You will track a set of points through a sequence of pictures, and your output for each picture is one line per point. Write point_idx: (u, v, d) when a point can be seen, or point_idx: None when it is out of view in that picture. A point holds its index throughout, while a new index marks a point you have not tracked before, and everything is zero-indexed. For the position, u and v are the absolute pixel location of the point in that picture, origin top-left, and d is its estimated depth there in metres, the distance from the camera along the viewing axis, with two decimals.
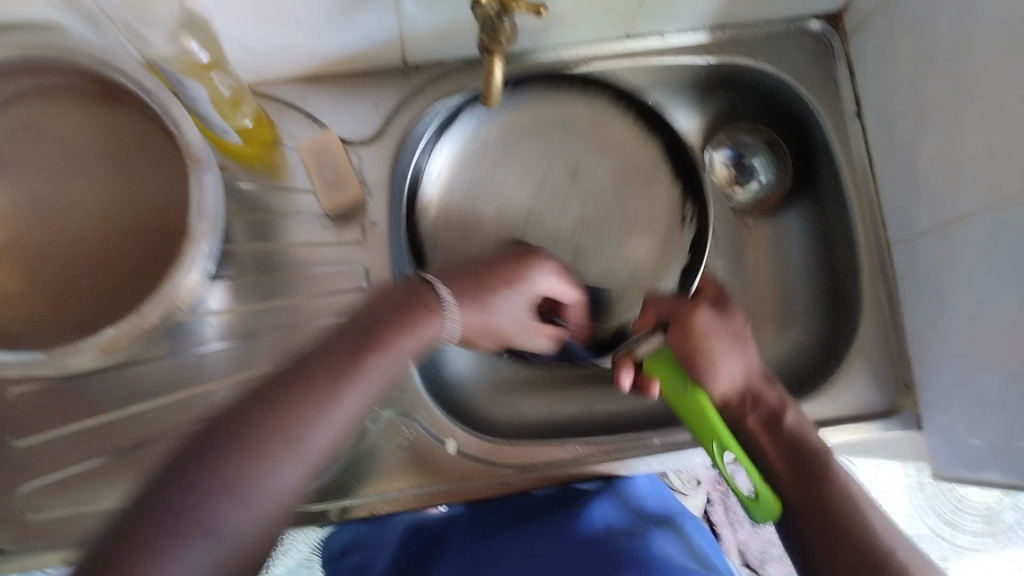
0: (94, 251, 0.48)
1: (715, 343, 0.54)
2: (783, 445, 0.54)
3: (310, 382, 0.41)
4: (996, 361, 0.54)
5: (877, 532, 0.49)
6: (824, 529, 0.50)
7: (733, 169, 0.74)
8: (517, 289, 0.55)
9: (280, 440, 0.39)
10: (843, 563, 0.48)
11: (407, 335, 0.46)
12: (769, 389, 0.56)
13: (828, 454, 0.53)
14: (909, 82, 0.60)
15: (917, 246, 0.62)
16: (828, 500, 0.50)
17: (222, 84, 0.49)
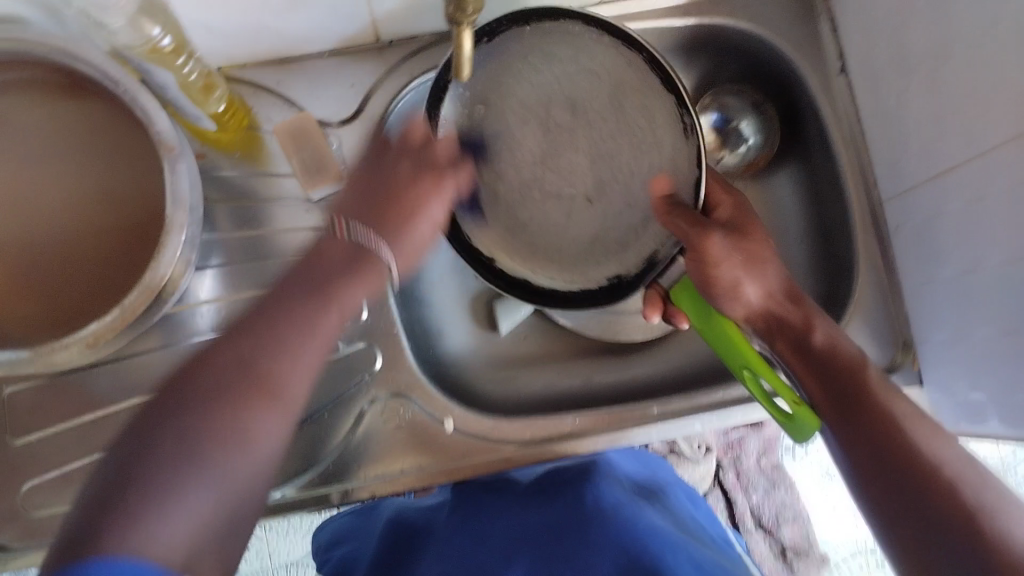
0: (76, 246, 0.48)
1: (729, 270, 0.51)
2: (819, 368, 0.50)
3: (284, 313, 0.45)
4: (993, 313, 0.54)
5: (921, 454, 0.44)
6: (879, 451, 0.45)
7: (719, 135, 0.72)
8: (439, 194, 0.52)
9: (252, 388, 0.41)
10: (907, 490, 0.43)
11: (353, 273, 0.48)
12: (793, 308, 0.52)
13: (867, 367, 0.49)
14: (892, 30, 0.58)
15: (908, 199, 0.61)
16: (869, 426, 0.46)
17: (188, 69, 0.49)
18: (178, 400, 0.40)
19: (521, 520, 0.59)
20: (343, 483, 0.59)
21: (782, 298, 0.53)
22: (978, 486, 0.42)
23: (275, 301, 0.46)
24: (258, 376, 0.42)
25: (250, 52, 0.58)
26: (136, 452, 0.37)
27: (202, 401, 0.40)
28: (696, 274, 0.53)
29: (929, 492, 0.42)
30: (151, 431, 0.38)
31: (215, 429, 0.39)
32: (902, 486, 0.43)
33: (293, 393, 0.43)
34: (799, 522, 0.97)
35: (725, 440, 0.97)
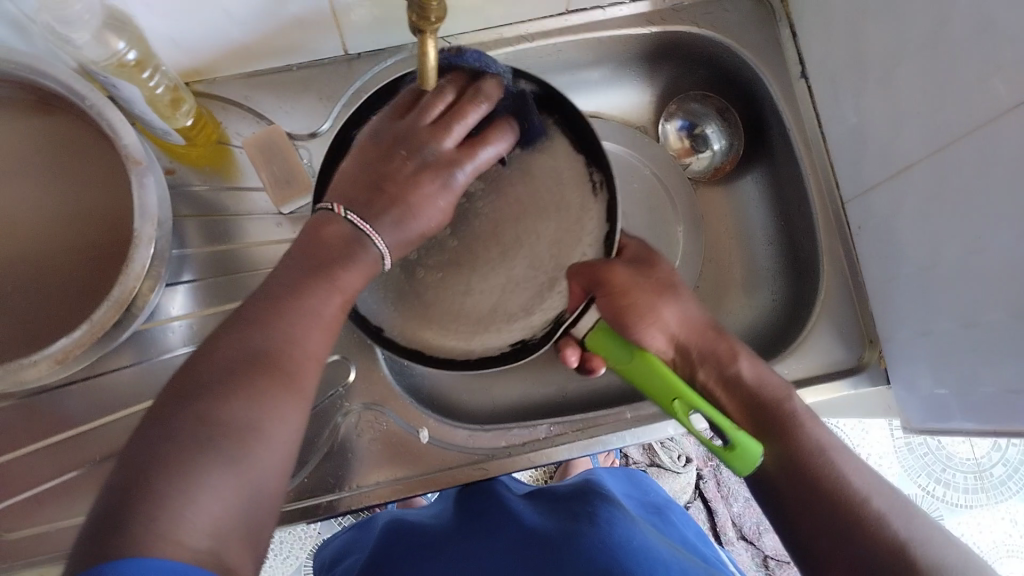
0: (39, 263, 0.47)
1: (639, 296, 0.53)
2: (740, 399, 0.51)
3: (258, 317, 0.42)
4: (951, 308, 0.55)
5: (846, 483, 0.45)
6: (799, 493, 0.46)
7: (686, 140, 0.75)
8: (479, 159, 0.52)
9: (265, 374, 0.40)
10: (820, 524, 0.45)
11: (348, 270, 0.46)
12: (719, 340, 0.54)
13: (789, 397, 0.51)
14: (847, 38, 0.60)
15: (870, 201, 0.62)
16: (796, 461, 0.47)
17: (154, 83, 0.48)
18: (204, 417, 0.36)
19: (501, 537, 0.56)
20: (324, 495, 0.58)
21: (702, 331, 0.54)
22: (906, 517, 0.43)
23: (248, 313, 0.42)
24: (268, 365, 0.40)
25: (219, 67, 0.58)
26: (140, 478, 0.33)
27: (216, 398, 0.37)
28: (609, 312, 0.53)
29: (856, 529, 0.43)
30: (173, 431, 0.36)
31: (220, 420, 0.37)
32: (829, 520, 0.44)
33: (294, 366, 0.41)
34: (781, 530, 0.98)
35: (704, 450, 1.00)
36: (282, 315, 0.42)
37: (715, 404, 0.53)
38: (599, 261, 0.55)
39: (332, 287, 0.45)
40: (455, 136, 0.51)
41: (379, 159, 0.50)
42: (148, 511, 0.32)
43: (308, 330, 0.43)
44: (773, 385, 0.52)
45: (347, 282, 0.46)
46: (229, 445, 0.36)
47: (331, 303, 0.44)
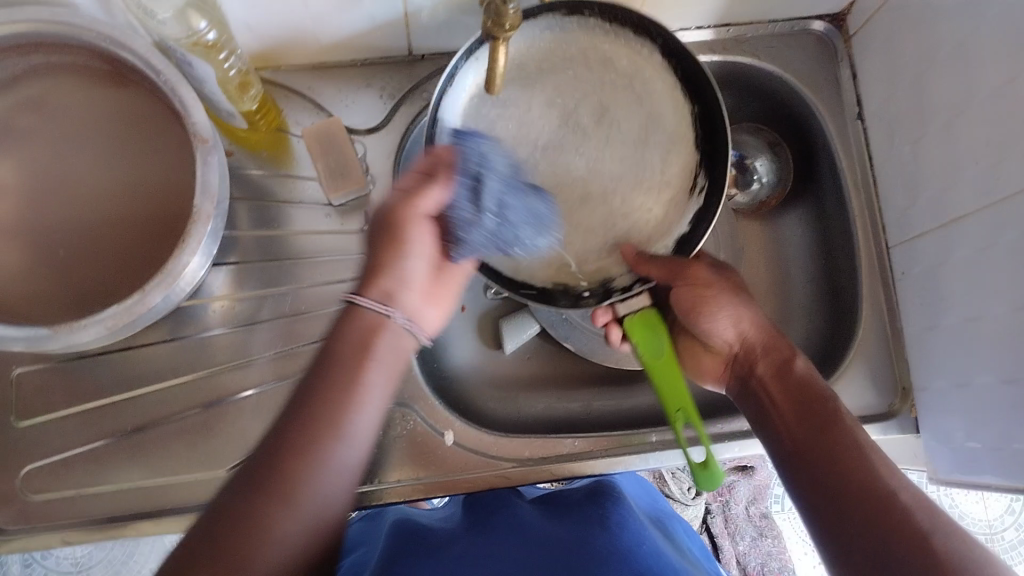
0: (95, 232, 0.48)
1: (713, 293, 0.55)
2: (791, 392, 0.51)
3: (317, 402, 0.42)
4: (991, 363, 0.55)
5: (874, 473, 0.44)
6: (831, 480, 0.45)
7: (736, 170, 0.72)
8: (415, 250, 0.48)
9: (277, 488, 0.39)
10: (845, 514, 0.43)
11: (372, 372, 0.44)
12: (778, 338, 0.54)
13: (835, 397, 0.50)
14: (909, 83, 0.60)
15: (916, 248, 0.62)
16: (834, 447, 0.47)
17: (228, 65, 0.49)
18: (247, 514, 0.39)
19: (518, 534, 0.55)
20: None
21: (767, 330, 0.55)
22: (930, 512, 0.42)
23: (302, 396, 0.43)
24: (301, 451, 0.40)
25: (287, 56, 0.59)
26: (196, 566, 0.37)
27: (257, 503, 0.39)
28: (685, 299, 0.56)
29: (887, 521, 0.41)
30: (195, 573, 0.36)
31: (259, 516, 0.39)
32: (851, 509, 0.43)
33: (347, 459, 0.42)
34: (783, 573, 0.95)
35: (714, 484, 0.98)
36: (328, 406, 0.42)
37: (762, 395, 0.53)
38: (681, 260, 0.55)
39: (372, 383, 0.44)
40: (420, 291, 0.49)
41: (369, 255, 0.49)
42: None
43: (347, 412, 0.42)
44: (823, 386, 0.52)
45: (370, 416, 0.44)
46: (258, 538, 0.38)
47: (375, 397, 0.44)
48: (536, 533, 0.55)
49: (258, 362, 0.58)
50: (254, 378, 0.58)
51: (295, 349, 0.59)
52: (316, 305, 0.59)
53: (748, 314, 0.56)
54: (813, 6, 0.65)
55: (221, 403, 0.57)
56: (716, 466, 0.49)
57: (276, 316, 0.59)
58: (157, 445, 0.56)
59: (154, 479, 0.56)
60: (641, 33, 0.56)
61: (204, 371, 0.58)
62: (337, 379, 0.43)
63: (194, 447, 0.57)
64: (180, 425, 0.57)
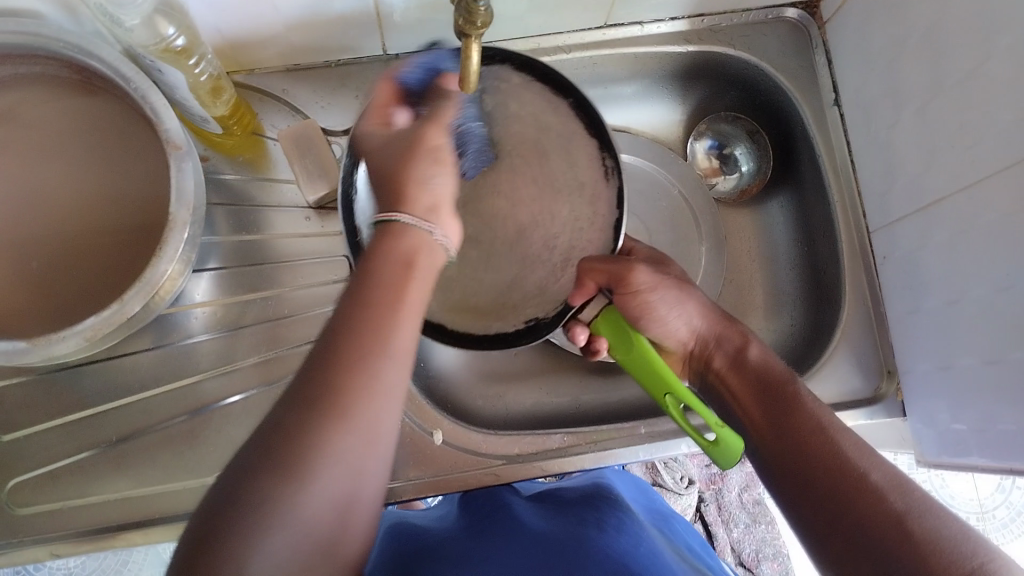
0: (72, 243, 0.48)
1: (661, 293, 0.54)
2: (751, 379, 0.52)
3: (350, 335, 0.38)
4: (973, 343, 0.55)
5: (839, 456, 0.44)
6: (801, 465, 0.45)
7: (715, 160, 0.75)
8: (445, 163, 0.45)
9: (325, 414, 0.35)
10: (820, 498, 0.43)
11: (413, 287, 0.41)
12: (728, 326, 0.56)
13: (796, 381, 0.51)
14: (885, 68, 0.60)
15: (896, 232, 0.62)
16: (798, 436, 0.47)
17: (200, 70, 0.49)
18: (288, 450, 0.34)
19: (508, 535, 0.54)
20: None
21: (715, 318, 0.56)
22: (901, 490, 0.41)
23: (334, 332, 0.38)
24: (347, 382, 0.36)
25: (261, 59, 0.59)
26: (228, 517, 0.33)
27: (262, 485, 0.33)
28: (625, 310, 0.54)
29: (854, 500, 0.41)
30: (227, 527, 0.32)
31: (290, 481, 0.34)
32: (826, 494, 0.43)
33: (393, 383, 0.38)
34: (778, 559, 0.96)
35: (707, 472, 0.98)
36: (359, 352, 0.37)
37: (725, 389, 0.54)
38: (617, 259, 0.54)
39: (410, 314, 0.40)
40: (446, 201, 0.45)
41: (382, 186, 0.44)
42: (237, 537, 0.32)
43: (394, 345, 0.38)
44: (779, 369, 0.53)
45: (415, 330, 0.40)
46: (306, 476, 0.34)
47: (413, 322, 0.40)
48: (534, 528, 0.54)
49: (242, 368, 0.58)
50: (239, 384, 0.58)
51: (279, 354, 0.58)
52: (298, 309, 0.59)
53: (690, 304, 0.56)
54: None
55: (207, 409, 0.57)
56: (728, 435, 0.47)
57: (259, 321, 0.59)
58: (143, 454, 0.56)
59: (142, 488, 0.56)
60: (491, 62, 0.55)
61: (188, 379, 0.57)
62: (374, 306, 0.39)
63: (181, 455, 0.56)
64: (166, 433, 0.57)
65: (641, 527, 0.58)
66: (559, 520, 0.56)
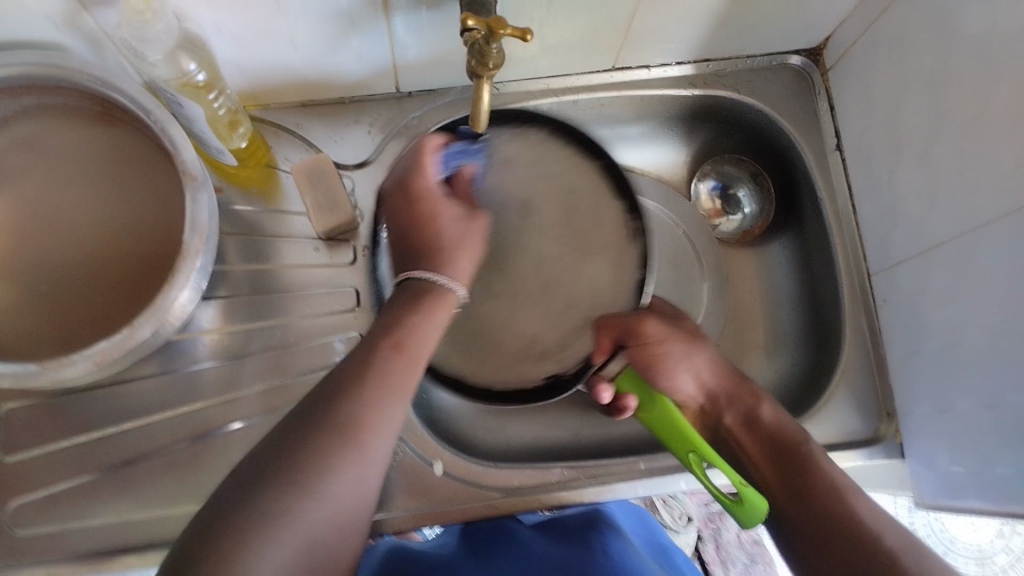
0: (85, 270, 0.49)
1: (670, 346, 0.59)
2: (762, 440, 0.55)
3: (349, 399, 0.44)
4: (974, 386, 0.56)
5: (854, 519, 0.47)
6: (818, 528, 0.48)
7: (718, 200, 0.75)
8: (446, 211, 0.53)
9: (311, 470, 0.40)
10: (839, 561, 0.45)
11: (405, 376, 0.47)
12: (741, 385, 0.58)
13: (808, 441, 0.53)
14: (887, 116, 0.62)
15: (897, 275, 0.63)
16: (813, 496, 0.49)
17: (219, 104, 0.51)
18: (274, 493, 0.39)
19: (504, 567, 0.54)
20: None
21: (728, 376, 0.59)
22: (918, 554, 0.43)
23: (325, 396, 0.44)
24: (321, 446, 0.41)
25: (276, 95, 0.60)
26: (213, 552, 0.36)
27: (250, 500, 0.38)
28: (640, 359, 0.58)
29: (875, 564, 0.43)
30: (224, 536, 0.36)
31: (280, 518, 0.38)
32: (847, 558, 0.45)
33: (357, 471, 0.42)
34: None
35: (706, 511, 0.98)
36: (338, 423, 0.42)
37: (738, 446, 0.57)
38: (631, 313, 0.58)
39: (387, 399, 0.45)
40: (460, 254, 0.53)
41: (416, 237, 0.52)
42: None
43: (378, 412, 0.44)
44: (789, 428, 0.55)
45: (397, 389, 0.46)
46: (290, 520, 0.38)
47: (391, 399, 0.45)
48: (535, 557, 0.55)
49: (246, 395, 0.59)
50: (242, 411, 0.58)
51: (284, 382, 0.59)
52: (304, 338, 0.60)
53: (700, 360, 0.59)
54: (790, 41, 0.67)
55: (209, 435, 0.58)
56: (752, 493, 0.48)
57: (264, 349, 0.60)
58: (145, 478, 0.57)
59: (143, 512, 0.56)
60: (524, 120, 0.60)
61: (193, 404, 0.58)
62: (377, 374, 0.45)
63: (183, 480, 0.57)
64: (168, 458, 0.57)
65: (645, 559, 0.58)
66: (561, 550, 0.56)
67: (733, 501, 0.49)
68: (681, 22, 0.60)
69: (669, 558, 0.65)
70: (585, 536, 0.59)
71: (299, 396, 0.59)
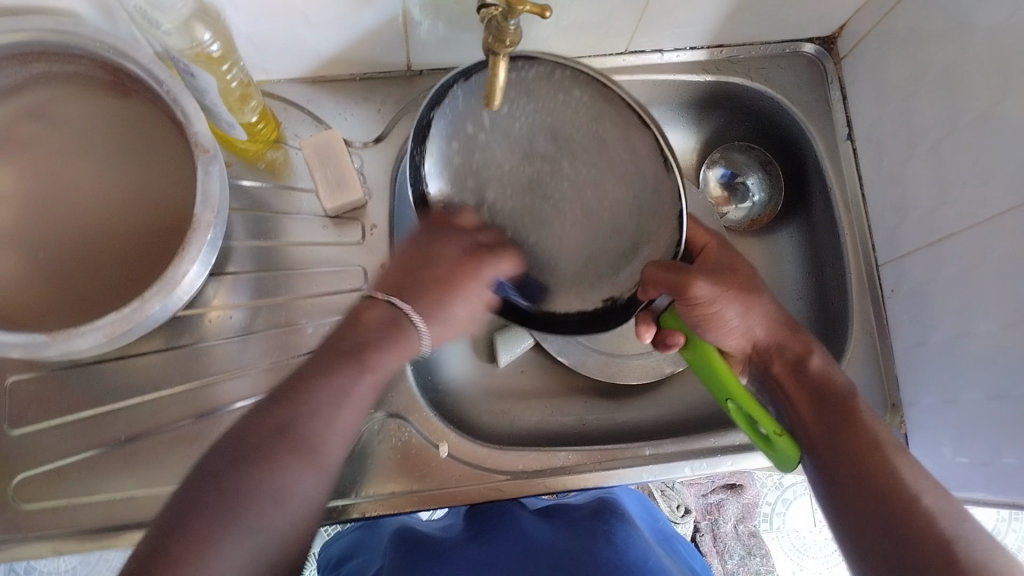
0: (95, 243, 0.49)
1: (723, 306, 0.53)
2: (807, 386, 0.53)
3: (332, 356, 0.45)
4: (979, 377, 0.56)
5: (894, 478, 0.45)
6: (848, 473, 0.47)
7: (726, 189, 0.74)
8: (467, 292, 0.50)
9: (310, 418, 0.42)
10: (865, 507, 0.45)
11: (389, 344, 0.46)
12: (793, 336, 0.55)
13: (854, 395, 0.51)
14: (898, 105, 0.62)
15: (905, 266, 0.63)
16: (846, 441, 0.48)
17: (232, 76, 0.50)
18: (278, 436, 0.40)
19: (506, 547, 0.55)
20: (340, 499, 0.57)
21: (781, 328, 0.55)
22: (955, 520, 0.42)
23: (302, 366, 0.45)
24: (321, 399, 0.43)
25: (287, 70, 0.60)
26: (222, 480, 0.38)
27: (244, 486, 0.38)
28: (689, 315, 0.54)
29: (898, 514, 0.43)
30: (239, 464, 0.39)
31: (287, 463, 0.40)
32: (873, 505, 0.44)
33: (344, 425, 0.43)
34: None
35: (704, 502, 0.95)
36: (336, 373, 0.44)
37: (781, 391, 0.54)
38: (682, 270, 0.50)
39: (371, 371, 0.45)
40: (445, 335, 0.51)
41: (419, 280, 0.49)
42: (212, 522, 0.36)
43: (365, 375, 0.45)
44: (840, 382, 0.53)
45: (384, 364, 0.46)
46: (294, 463, 0.40)
47: (382, 364, 0.46)
48: (538, 540, 0.56)
49: (252, 374, 0.58)
50: (248, 390, 0.58)
51: (288, 360, 0.59)
52: (312, 316, 0.60)
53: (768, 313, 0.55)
54: (804, 28, 0.67)
55: (214, 414, 0.57)
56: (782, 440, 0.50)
57: (271, 327, 0.59)
58: (150, 455, 0.56)
59: (147, 489, 0.56)
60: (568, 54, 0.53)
61: (200, 381, 0.58)
62: (354, 342, 0.46)
63: (188, 458, 0.57)
64: (173, 435, 0.57)
65: (651, 544, 0.57)
66: (563, 534, 0.57)
67: (767, 442, 0.52)
68: (697, 5, 0.60)
69: (673, 544, 0.64)
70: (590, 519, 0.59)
71: None
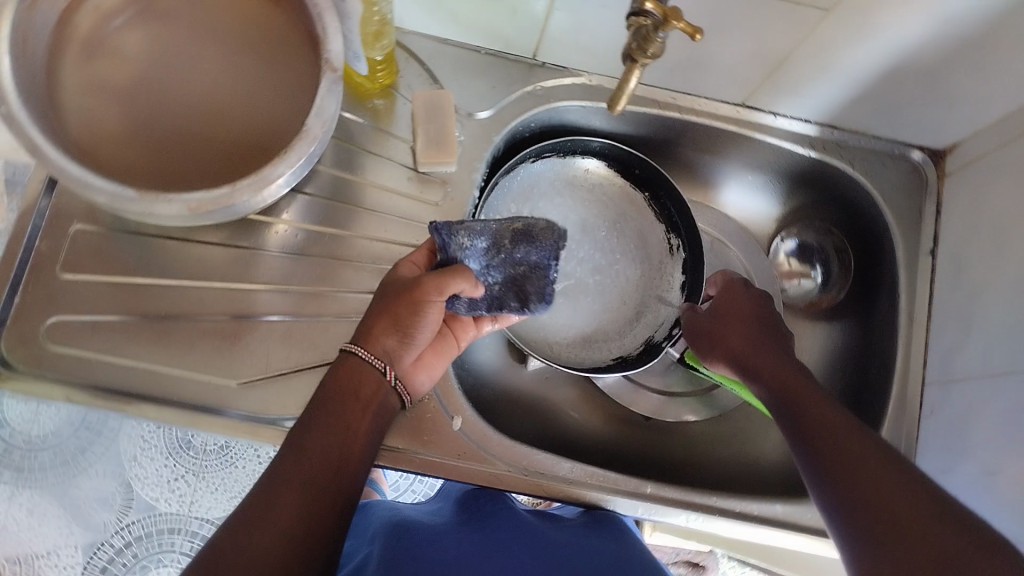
0: (202, 122, 0.50)
1: (711, 326, 0.60)
2: (768, 388, 0.53)
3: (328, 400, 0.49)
4: (1000, 517, 0.55)
5: (847, 458, 0.45)
6: (828, 478, 0.45)
7: (794, 260, 0.76)
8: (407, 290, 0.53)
9: (311, 444, 0.46)
10: (855, 507, 0.43)
11: (359, 381, 0.50)
12: (762, 342, 0.56)
13: (807, 391, 0.51)
14: (990, 234, 0.61)
15: (953, 390, 0.62)
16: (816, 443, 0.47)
17: (377, 10, 0.52)
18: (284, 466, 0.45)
19: (512, 546, 0.54)
20: None
21: (753, 336, 0.57)
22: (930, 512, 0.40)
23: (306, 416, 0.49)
24: (318, 436, 0.47)
25: (421, 23, 0.62)
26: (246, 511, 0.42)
27: (245, 527, 0.42)
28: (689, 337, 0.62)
29: (887, 517, 0.41)
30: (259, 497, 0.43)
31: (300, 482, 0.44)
32: (864, 507, 0.42)
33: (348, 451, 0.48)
34: None
35: None
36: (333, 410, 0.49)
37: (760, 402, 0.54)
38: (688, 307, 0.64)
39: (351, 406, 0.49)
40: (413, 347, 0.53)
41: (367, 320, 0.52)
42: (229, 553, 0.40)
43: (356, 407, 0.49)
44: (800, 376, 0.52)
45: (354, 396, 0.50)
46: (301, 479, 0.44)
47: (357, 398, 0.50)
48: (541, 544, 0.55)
49: (289, 293, 0.59)
50: (287, 306, 0.59)
51: (334, 291, 0.60)
52: (369, 257, 0.60)
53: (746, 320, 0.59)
54: (918, 135, 0.67)
55: (249, 318, 0.58)
56: None
57: (326, 255, 0.60)
58: (179, 337, 0.58)
59: (168, 369, 0.57)
60: (589, 153, 0.69)
61: (243, 285, 0.59)
62: (340, 390, 0.50)
63: (214, 352, 0.58)
64: (205, 326, 0.58)
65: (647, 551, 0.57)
66: (565, 540, 0.56)
67: None
68: (826, 80, 0.61)
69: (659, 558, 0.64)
70: (584, 531, 0.58)
71: (346, 310, 0.59)
